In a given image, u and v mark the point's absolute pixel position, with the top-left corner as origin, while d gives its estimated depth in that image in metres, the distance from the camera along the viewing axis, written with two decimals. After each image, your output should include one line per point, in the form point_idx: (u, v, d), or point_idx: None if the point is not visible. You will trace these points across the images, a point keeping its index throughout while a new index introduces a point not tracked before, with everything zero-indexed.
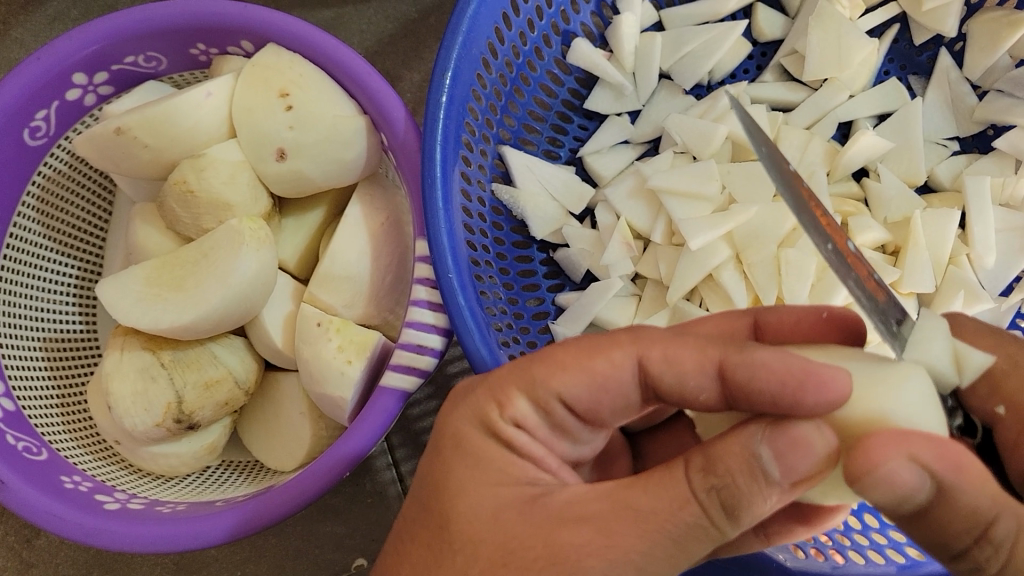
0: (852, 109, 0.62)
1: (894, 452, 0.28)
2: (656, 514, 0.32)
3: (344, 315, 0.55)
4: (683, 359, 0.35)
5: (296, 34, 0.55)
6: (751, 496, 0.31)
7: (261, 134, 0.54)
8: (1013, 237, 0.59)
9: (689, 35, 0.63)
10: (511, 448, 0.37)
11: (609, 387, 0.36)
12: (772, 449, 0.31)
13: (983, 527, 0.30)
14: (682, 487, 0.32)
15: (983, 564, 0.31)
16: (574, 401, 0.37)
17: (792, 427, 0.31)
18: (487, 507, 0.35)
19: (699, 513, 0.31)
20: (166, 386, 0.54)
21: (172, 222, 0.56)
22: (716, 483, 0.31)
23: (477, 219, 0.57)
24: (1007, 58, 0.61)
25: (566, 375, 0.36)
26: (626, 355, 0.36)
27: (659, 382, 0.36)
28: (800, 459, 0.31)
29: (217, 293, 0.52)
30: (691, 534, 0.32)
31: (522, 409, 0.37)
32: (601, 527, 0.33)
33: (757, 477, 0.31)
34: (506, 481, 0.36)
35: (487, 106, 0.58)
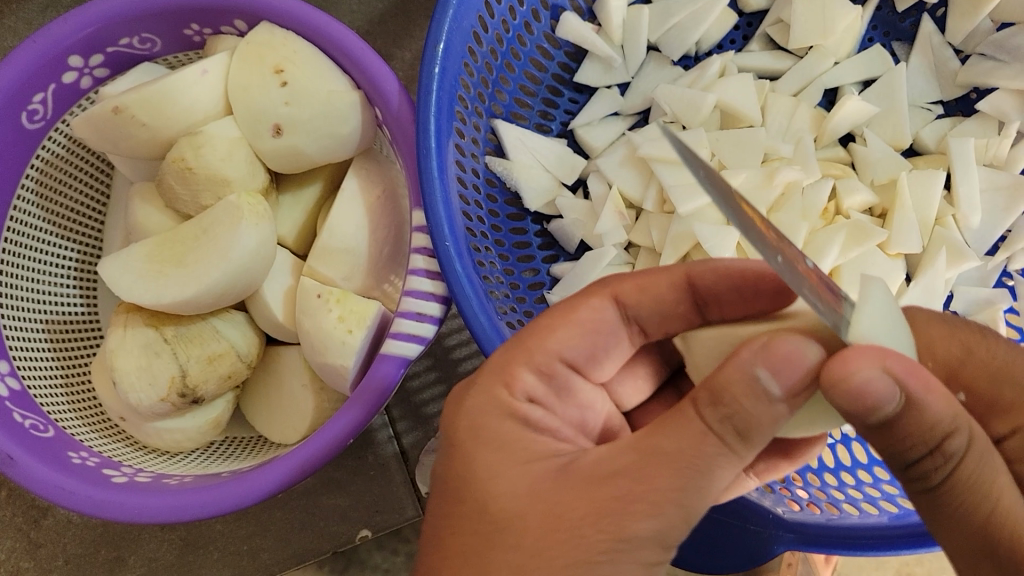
0: (837, 76, 0.63)
1: (866, 362, 0.30)
2: (686, 454, 0.33)
3: (344, 287, 0.56)
4: (657, 293, 0.44)
5: (288, 12, 0.56)
6: (762, 418, 0.32)
7: (257, 111, 0.55)
8: (998, 196, 0.61)
9: (676, 6, 0.63)
10: (530, 424, 0.38)
11: (597, 326, 0.43)
12: (768, 369, 0.32)
13: (939, 440, 0.31)
14: (697, 423, 0.33)
15: (929, 476, 0.32)
16: (572, 355, 0.42)
17: (781, 346, 0.32)
18: (522, 482, 0.36)
19: (722, 445, 0.33)
20: (169, 360, 0.54)
21: (171, 199, 0.57)
22: (728, 413, 0.32)
23: (471, 191, 0.58)
24: (988, 22, 0.62)
25: (559, 333, 0.41)
26: (604, 299, 0.43)
27: (637, 311, 0.44)
28: (794, 372, 0.32)
29: (218, 267, 0.53)
30: (718, 464, 0.33)
31: (529, 381, 0.40)
32: (634, 474, 0.33)
33: (764, 400, 0.32)
34: (533, 458, 0.37)
35: (478, 79, 0.59)
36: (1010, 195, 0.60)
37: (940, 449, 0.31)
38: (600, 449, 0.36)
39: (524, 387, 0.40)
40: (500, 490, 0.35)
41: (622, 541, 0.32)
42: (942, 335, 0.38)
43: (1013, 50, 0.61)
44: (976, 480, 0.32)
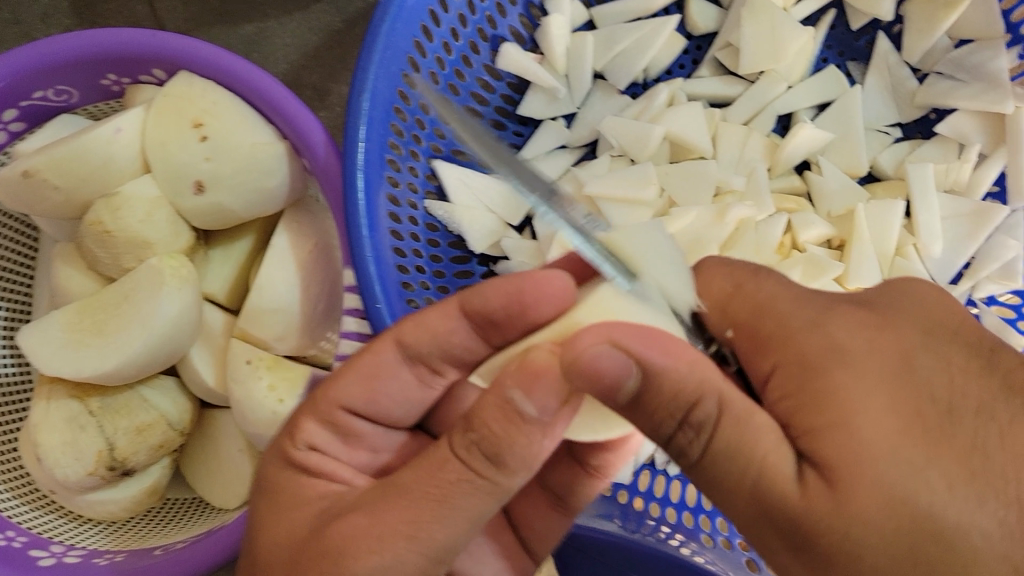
0: (791, 100, 0.60)
1: (589, 337, 0.31)
2: (432, 488, 0.33)
3: (276, 348, 0.54)
4: (431, 328, 0.40)
5: (207, 59, 0.53)
6: (510, 439, 0.32)
7: (176, 168, 0.52)
8: (960, 224, 0.58)
9: (621, 33, 0.61)
10: (308, 470, 0.39)
11: (379, 372, 0.41)
12: (520, 389, 0.32)
13: (686, 408, 0.31)
14: (444, 451, 0.33)
15: (686, 451, 0.32)
16: (353, 403, 0.41)
17: (531, 361, 0.32)
18: (287, 530, 0.36)
19: (462, 470, 0.33)
20: (95, 435, 0.52)
21: (92, 262, 0.54)
22: (474, 438, 0.32)
23: (409, 240, 0.55)
24: (946, 39, 0.60)
25: (346, 384, 0.41)
26: (385, 341, 0.41)
27: (417, 350, 0.41)
28: (542, 386, 0.31)
29: (140, 337, 0.51)
30: (460, 492, 0.33)
31: (316, 432, 0.41)
32: (369, 511, 0.33)
33: (515, 419, 0.32)
34: (301, 505, 0.37)
35: (412, 122, 0.56)
36: (972, 223, 0.58)
37: (687, 420, 0.32)
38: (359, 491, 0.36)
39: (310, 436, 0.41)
40: (264, 540, 0.36)
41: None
42: (717, 276, 0.39)
43: (972, 69, 0.59)
44: (734, 424, 0.31)
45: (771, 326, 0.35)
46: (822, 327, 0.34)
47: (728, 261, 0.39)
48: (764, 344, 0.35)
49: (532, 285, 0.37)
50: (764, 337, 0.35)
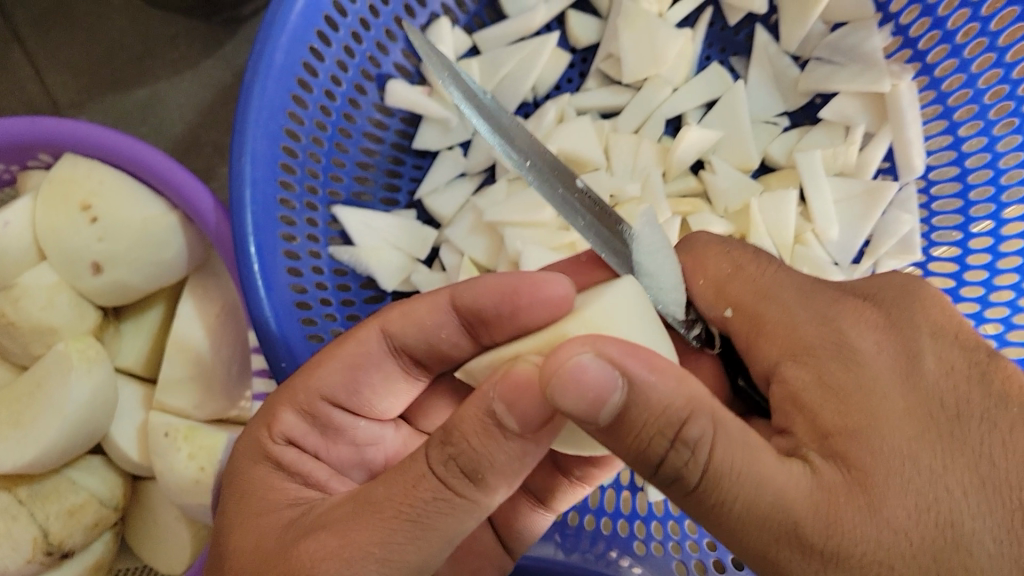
0: (677, 103, 0.61)
1: (573, 348, 0.30)
2: (398, 495, 0.32)
3: (197, 416, 0.54)
4: (419, 320, 0.43)
5: (87, 138, 0.53)
6: (490, 456, 0.32)
7: (71, 251, 0.53)
8: (854, 204, 0.59)
9: (503, 56, 0.62)
10: (283, 466, 0.40)
11: (362, 363, 0.43)
12: (503, 401, 0.31)
13: (676, 428, 0.30)
14: (421, 464, 0.32)
15: (684, 474, 0.31)
16: (333, 394, 0.43)
17: (512, 373, 0.32)
18: (253, 538, 0.36)
19: (437, 488, 0.32)
20: (28, 522, 0.52)
21: (3, 353, 0.55)
22: (451, 451, 0.32)
23: (315, 290, 0.56)
24: (821, 24, 0.61)
25: (323, 374, 0.42)
26: (370, 331, 0.43)
27: (404, 340, 0.43)
28: (524, 400, 0.31)
29: (54, 424, 0.51)
30: (433, 513, 0.32)
31: (291, 423, 0.41)
32: (337, 529, 0.33)
33: (494, 434, 0.32)
34: (270, 510, 0.37)
35: (304, 173, 0.57)
36: (865, 202, 0.59)
37: (677, 438, 0.30)
38: (331, 505, 0.35)
39: (285, 427, 0.41)
40: (232, 543, 0.36)
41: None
42: (714, 256, 0.42)
43: (847, 51, 0.59)
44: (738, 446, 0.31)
45: (774, 311, 0.38)
46: (836, 325, 0.36)
47: (717, 240, 0.43)
48: (764, 328, 0.38)
49: (528, 286, 0.39)
50: (768, 324, 0.38)
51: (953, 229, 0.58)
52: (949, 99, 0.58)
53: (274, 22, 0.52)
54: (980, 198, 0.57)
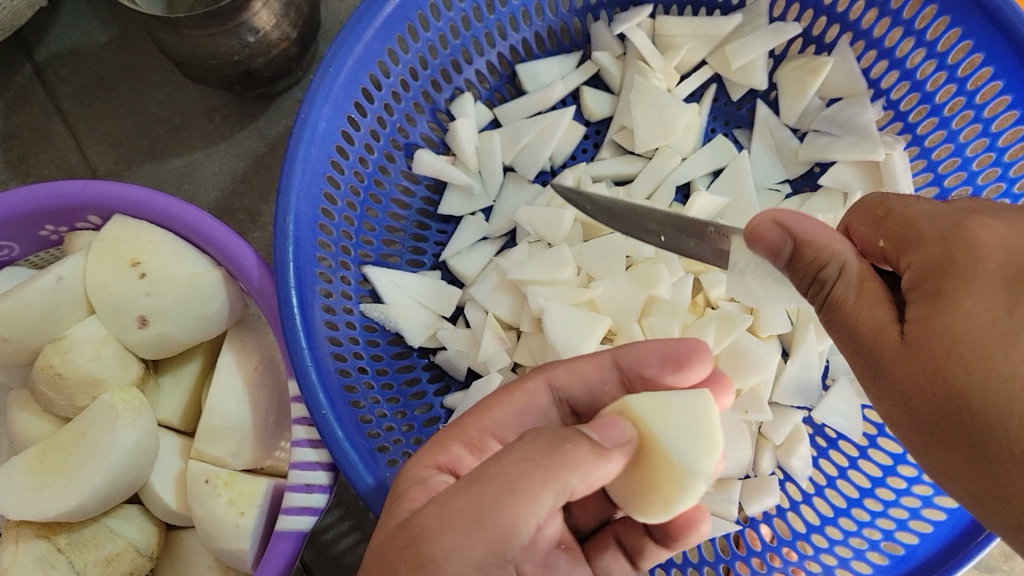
0: (686, 171, 0.66)
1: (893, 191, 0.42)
2: (496, 489, 0.34)
3: (234, 464, 0.56)
4: (582, 375, 0.47)
5: (138, 200, 0.56)
6: (549, 441, 0.36)
7: (119, 305, 0.55)
8: None
9: (523, 128, 0.66)
10: (436, 473, 0.41)
11: (528, 409, 0.46)
12: (595, 431, 0.38)
13: (839, 266, 0.40)
14: (513, 446, 0.36)
15: (826, 285, 0.41)
16: (503, 433, 0.44)
17: (609, 424, 0.39)
18: (380, 538, 0.37)
19: (583, 443, 0.36)
20: (65, 570, 0.54)
21: (47, 405, 0.57)
22: (535, 433, 0.37)
23: (348, 344, 0.59)
24: (817, 100, 0.66)
25: (493, 414, 0.44)
26: (537, 384, 0.46)
27: (568, 394, 0.47)
28: (610, 432, 0.38)
29: (99, 471, 0.53)
30: (520, 475, 0.34)
31: (457, 454, 0.42)
32: (439, 513, 0.35)
33: (595, 453, 0.36)
34: (391, 514, 0.39)
35: (339, 234, 0.60)
36: None
37: (820, 276, 0.41)
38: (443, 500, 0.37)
39: (450, 458, 0.42)
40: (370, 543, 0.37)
41: (423, 562, 0.33)
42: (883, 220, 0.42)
43: (844, 123, 0.64)
44: (936, 243, 0.38)
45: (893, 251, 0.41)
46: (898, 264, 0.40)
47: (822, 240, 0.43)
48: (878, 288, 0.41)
49: (689, 349, 0.46)
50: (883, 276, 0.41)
51: None
52: (940, 167, 0.63)
53: (317, 93, 0.56)
54: None
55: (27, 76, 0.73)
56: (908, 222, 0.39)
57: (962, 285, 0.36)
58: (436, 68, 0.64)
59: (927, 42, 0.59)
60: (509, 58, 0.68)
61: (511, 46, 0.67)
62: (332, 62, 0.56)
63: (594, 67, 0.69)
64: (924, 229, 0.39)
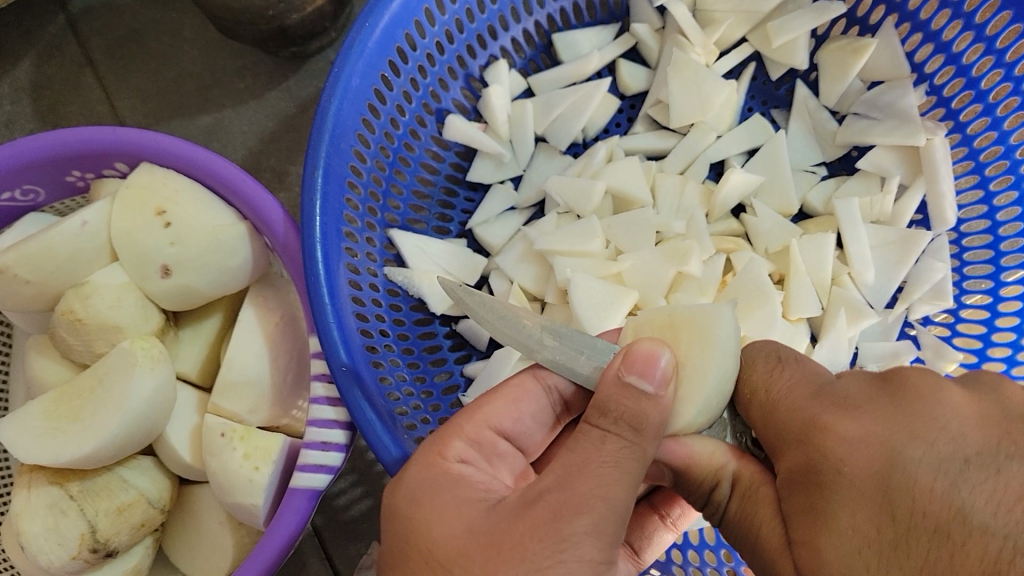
0: (720, 149, 0.65)
1: (756, 353, 0.42)
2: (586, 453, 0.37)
3: (250, 420, 0.55)
4: None
5: (165, 149, 0.56)
6: (645, 410, 0.37)
7: (143, 253, 0.55)
8: (889, 250, 0.62)
9: (557, 98, 0.65)
10: (462, 479, 0.40)
11: (523, 396, 0.44)
12: (635, 372, 0.38)
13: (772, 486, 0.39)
14: (596, 432, 0.37)
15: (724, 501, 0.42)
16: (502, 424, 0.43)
17: (636, 349, 0.38)
18: (459, 527, 0.37)
19: (618, 439, 0.37)
20: (77, 518, 0.53)
21: (66, 350, 0.56)
22: (616, 414, 0.37)
23: (371, 305, 0.58)
24: (858, 82, 0.64)
25: (491, 408, 0.43)
26: (524, 375, 0.44)
27: (556, 377, 0.45)
28: (654, 368, 0.38)
29: (115, 418, 0.52)
30: (626, 457, 0.37)
31: (461, 449, 0.41)
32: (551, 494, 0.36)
33: (640, 397, 0.37)
34: (464, 501, 0.38)
35: (366, 194, 0.59)
36: (900, 248, 0.61)
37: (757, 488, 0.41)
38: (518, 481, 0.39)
39: (456, 454, 0.41)
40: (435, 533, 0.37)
41: (567, 539, 0.34)
42: (749, 367, 0.42)
43: (884, 107, 0.63)
44: (798, 406, 0.39)
45: (784, 399, 0.39)
46: (819, 420, 0.37)
47: (768, 350, 0.42)
48: (774, 424, 0.39)
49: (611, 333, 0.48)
50: (777, 421, 0.39)
51: (984, 278, 0.61)
52: (981, 156, 0.61)
53: (352, 48, 0.55)
54: (1010, 249, 0.60)
55: (61, 27, 0.74)
56: (767, 412, 0.40)
57: (799, 442, 0.37)
58: (473, 32, 0.63)
59: (976, 24, 0.58)
60: (546, 27, 0.67)
61: (549, 15, 0.66)
62: (369, 18, 0.55)
63: (632, 39, 0.67)
64: (784, 418, 0.39)
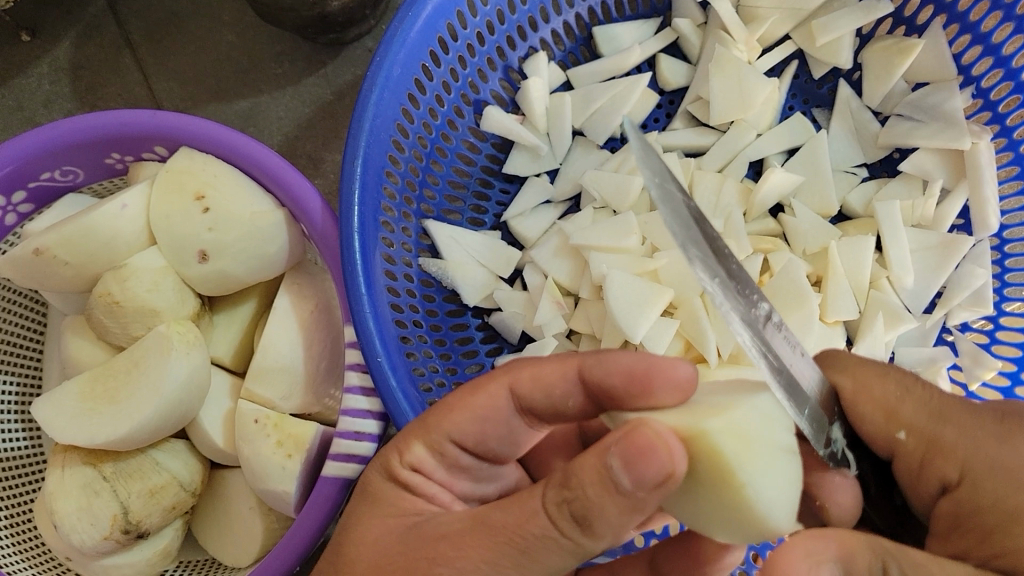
0: (760, 148, 0.64)
1: (854, 360, 0.40)
2: (511, 527, 0.32)
3: (283, 407, 0.56)
4: (546, 385, 0.39)
5: (206, 134, 0.56)
6: (601, 506, 0.31)
7: (181, 238, 0.55)
8: (930, 255, 0.61)
9: (596, 91, 0.65)
10: (408, 488, 0.39)
11: (489, 416, 0.39)
12: (619, 459, 0.30)
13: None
14: (535, 500, 0.32)
15: None
16: (464, 437, 0.39)
17: (637, 434, 0.30)
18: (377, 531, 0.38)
19: (548, 526, 0.32)
20: (110, 499, 0.53)
21: (102, 332, 0.57)
22: (567, 496, 0.31)
23: (405, 295, 0.58)
24: (903, 83, 0.64)
25: (454, 421, 0.39)
26: (499, 386, 0.39)
27: (531, 403, 0.39)
28: (646, 466, 0.30)
29: (150, 401, 0.52)
30: (543, 545, 0.32)
31: (421, 455, 0.40)
32: (456, 540, 0.34)
33: (608, 488, 0.30)
34: (395, 513, 0.38)
35: (403, 184, 0.59)
36: (941, 254, 0.61)
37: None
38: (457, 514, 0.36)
39: (415, 457, 0.40)
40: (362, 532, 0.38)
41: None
42: (875, 377, 0.38)
43: (929, 109, 0.62)
44: (929, 414, 0.37)
45: (948, 429, 0.36)
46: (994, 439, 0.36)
47: (866, 360, 0.40)
48: (938, 445, 0.36)
49: (661, 370, 0.35)
50: (943, 440, 0.36)
51: None
52: None
53: (394, 37, 0.54)
54: None
55: (100, 9, 0.75)
56: (926, 433, 0.37)
57: (967, 447, 0.36)
58: (513, 24, 0.63)
59: None
60: (587, 20, 0.66)
61: (589, 8, 0.66)
62: (411, 8, 0.55)
63: (673, 33, 0.66)
64: (946, 428, 0.37)
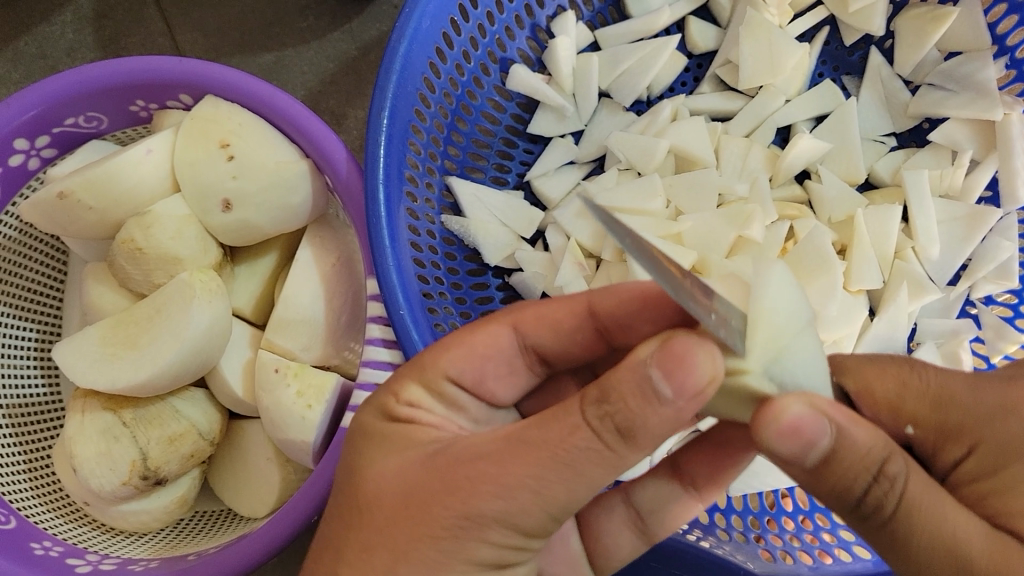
0: (788, 114, 0.63)
1: (853, 358, 0.39)
2: (551, 441, 0.31)
3: (304, 358, 0.56)
4: (553, 318, 0.41)
5: (231, 82, 0.56)
6: (644, 417, 0.30)
7: (204, 186, 0.55)
8: (956, 226, 0.60)
9: (624, 53, 0.64)
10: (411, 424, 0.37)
11: (493, 347, 0.40)
12: (661, 369, 0.29)
13: (879, 463, 0.31)
14: (575, 416, 0.31)
15: (882, 506, 0.32)
16: (462, 377, 0.39)
17: (687, 354, 0.29)
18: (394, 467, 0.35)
19: (592, 439, 0.30)
20: (129, 445, 0.53)
21: (124, 279, 0.57)
22: (609, 410, 0.30)
23: (427, 251, 0.58)
24: (935, 52, 0.62)
25: (451, 355, 0.39)
26: (501, 325, 0.40)
27: (536, 339, 0.41)
28: (686, 375, 0.29)
29: (173, 348, 0.52)
30: (585, 460, 0.31)
31: (417, 394, 0.38)
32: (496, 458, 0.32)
33: (650, 399, 0.30)
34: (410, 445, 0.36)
35: (429, 139, 0.58)
36: (968, 225, 0.60)
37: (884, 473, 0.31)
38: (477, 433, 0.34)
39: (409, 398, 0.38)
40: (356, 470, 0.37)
41: (469, 516, 0.31)
42: (874, 373, 0.38)
43: (961, 79, 0.61)
44: (931, 402, 0.37)
45: (956, 411, 0.36)
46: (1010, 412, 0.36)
47: (867, 359, 0.39)
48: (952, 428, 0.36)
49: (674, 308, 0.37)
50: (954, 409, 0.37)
51: None
52: None
53: None
54: None
55: None
56: (943, 422, 0.37)
57: (978, 420, 0.36)
58: None
59: None
60: None
61: None
62: None
63: None
64: (953, 411, 0.36)
